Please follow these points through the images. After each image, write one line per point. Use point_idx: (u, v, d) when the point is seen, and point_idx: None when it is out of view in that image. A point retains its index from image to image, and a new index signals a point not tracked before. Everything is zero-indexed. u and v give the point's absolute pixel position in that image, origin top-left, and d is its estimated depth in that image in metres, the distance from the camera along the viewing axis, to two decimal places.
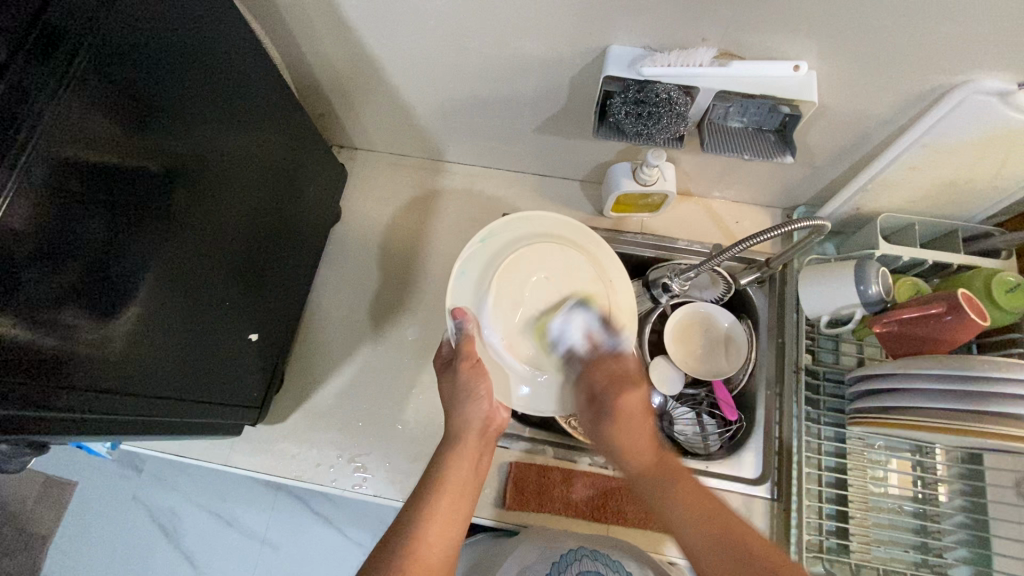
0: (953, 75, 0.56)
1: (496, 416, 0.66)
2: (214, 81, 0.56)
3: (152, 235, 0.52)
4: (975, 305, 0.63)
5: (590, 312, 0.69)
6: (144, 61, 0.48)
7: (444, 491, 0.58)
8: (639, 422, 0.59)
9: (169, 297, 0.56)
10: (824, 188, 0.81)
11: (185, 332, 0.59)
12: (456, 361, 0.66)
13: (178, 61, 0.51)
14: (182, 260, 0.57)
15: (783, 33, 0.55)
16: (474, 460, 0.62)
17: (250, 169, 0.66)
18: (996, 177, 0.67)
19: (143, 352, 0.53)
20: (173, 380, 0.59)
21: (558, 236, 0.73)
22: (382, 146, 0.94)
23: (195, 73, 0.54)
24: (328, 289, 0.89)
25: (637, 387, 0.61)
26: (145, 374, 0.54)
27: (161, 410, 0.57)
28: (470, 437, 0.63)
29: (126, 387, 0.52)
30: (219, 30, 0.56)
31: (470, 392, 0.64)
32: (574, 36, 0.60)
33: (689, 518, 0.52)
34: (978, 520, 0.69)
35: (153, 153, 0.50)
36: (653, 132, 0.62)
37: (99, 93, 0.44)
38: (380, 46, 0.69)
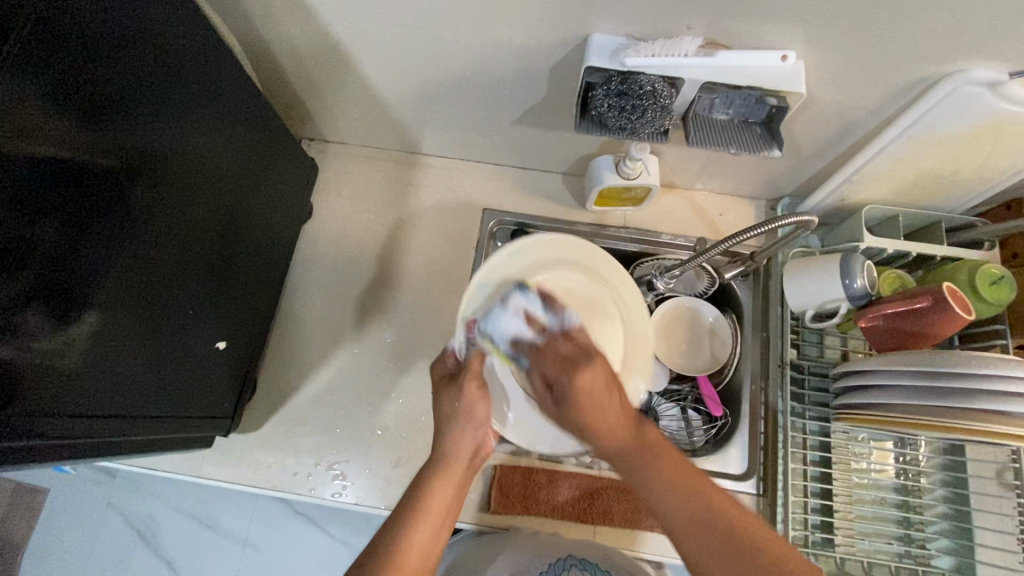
0: (944, 65, 0.54)
1: (488, 443, 0.61)
2: (171, 68, 0.52)
3: (110, 233, 0.48)
4: (960, 299, 0.63)
5: (527, 294, 0.63)
6: (92, 45, 0.44)
7: (424, 519, 0.53)
8: (611, 402, 0.52)
9: (131, 303, 0.52)
10: (809, 179, 0.80)
11: (149, 340, 0.55)
12: (461, 378, 0.61)
13: (130, 46, 0.47)
14: (144, 264, 0.53)
15: (772, 21, 0.52)
16: (458, 487, 0.57)
17: (215, 165, 0.62)
18: (981, 168, 0.66)
19: (103, 363, 0.50)
20: (137, 391, 0.55)
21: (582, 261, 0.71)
22: (355, 139, 0.89)
23: (150, 59, 0.50)
24: (301, 290, 0.85)
25: (591, 365, 0.52)
26: (104, 386, 0.50)
27: (122, 424, 0.54)
28: (457, 465, 0.57)
29: (83, 401, 0.48)
30: (176, 13, 0.52)
31: (469, 416, 0.59)
32: (554, 24, 0.57)
33: (676, 510, 0.50)
34: (961, 512, 0.71)
35: (106, 145, 0.46)
36: (638, 126, 0.60)
37: (43, 84, 0.40)
38: (349, 33, 0.65)
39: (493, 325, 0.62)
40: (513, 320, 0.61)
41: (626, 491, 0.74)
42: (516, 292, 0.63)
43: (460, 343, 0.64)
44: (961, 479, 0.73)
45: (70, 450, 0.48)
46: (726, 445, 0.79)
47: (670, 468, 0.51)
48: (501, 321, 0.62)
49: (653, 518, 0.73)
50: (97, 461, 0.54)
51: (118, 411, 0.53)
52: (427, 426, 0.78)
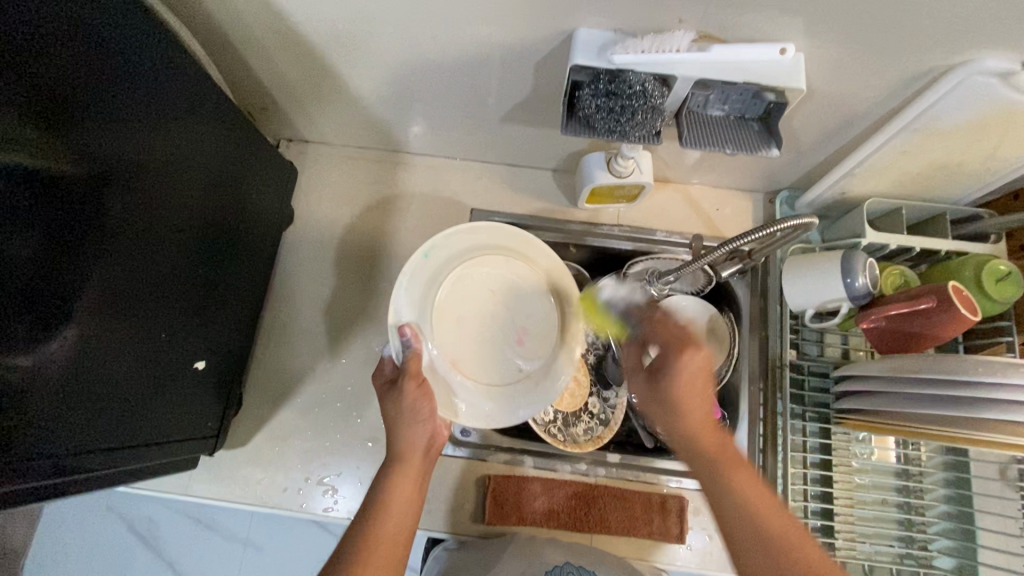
0: (952, 55, 0.51)
1: (440, 434, 0.64)
2: (140, 75, 0.50)
3: (81, 252, 0.46)
4: (965, 299, 0.60)
5: None
6: (57, 45, 0.42)
7: (388, 516, 0.57)
8: (705, 404, 0.54)
9: (110, 324, 0.50)
10: (809, 172, 0.76)
11: (128, 362, 0.53)
12: (403, 380, 0.63)
13: (90, 52, 0.45)
14: (121, 283, 0.51)
15: (770, 12, 0.48)
16: (418, 478, 0.61)
17: (193, 176, 0.59)
18: (988, 159, 0.63)
19: (78, 388, 0.48)
20: (115, 417, 0.53)
21: (502, 243, 0.73)
22: (336, 139, 0.86)
23: (117, 67, 0.47)
24: (285, 299, 0.82)
25: (700, 352, 0.55)
26: (80, 413, 0.48)
27: (99, 453, 0.51)
28: (412, 457, 0.61)
29: (56, 430, 0.46)
30: (141, 17, 0.49)
31: (415, 414, 0.62)
32: (537, 19, 0.53)
33: (745, 519, 0.47)
34: (963, 512, 0.70)
35: (70, 159, 0.44)
36: (628, 129, 0.56)
37: (6, 87, 0.38)
38: (319, 32, 0.61)
39: None
40: None
41: (624, 498, 0.73)
42: None
43: (397, 349, 0.67)
44: (965, 479, 0.71)
45: (45, 484, 0.46)
46: None
47: (749, 487, 0.49)
48: None
49: (650, 526, 0.72)
50: (75, 493, 0.51)
51: (94, 438, 0.51)
52: None
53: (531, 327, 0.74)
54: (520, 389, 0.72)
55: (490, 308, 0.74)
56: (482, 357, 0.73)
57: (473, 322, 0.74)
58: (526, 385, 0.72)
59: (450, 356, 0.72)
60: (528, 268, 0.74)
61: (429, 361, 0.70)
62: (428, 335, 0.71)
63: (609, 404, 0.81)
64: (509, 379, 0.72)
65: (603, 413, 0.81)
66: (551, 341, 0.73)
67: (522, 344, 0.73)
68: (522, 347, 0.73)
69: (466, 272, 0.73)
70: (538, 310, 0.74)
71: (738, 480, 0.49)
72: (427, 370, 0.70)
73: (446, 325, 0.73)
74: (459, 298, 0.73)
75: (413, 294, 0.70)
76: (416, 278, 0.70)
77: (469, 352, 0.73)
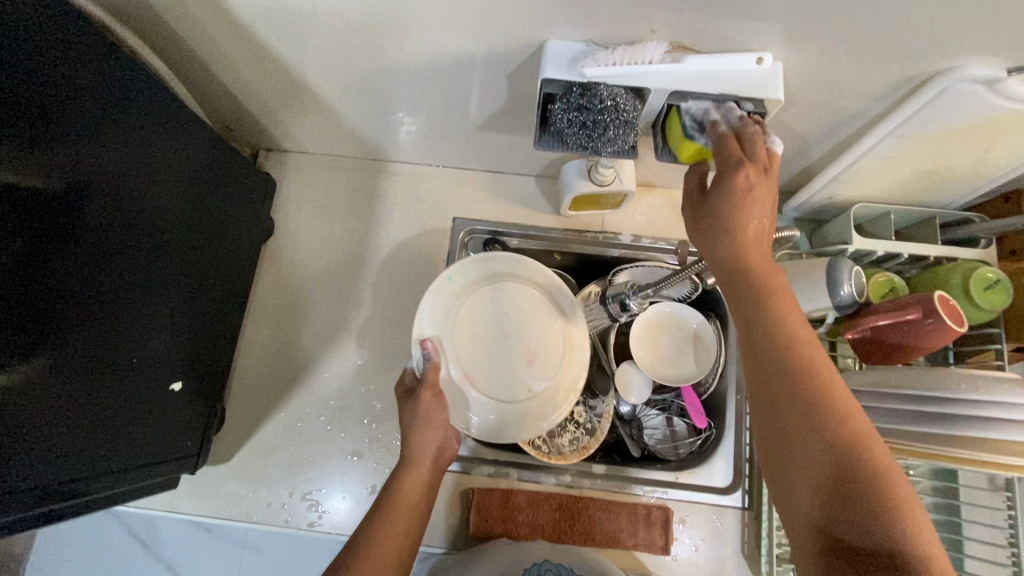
0: (936, 62, 0.49)
1: (451, 447, 0.65)
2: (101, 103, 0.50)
3: (46, 279, 0.46)
4: (952, 310, 0.59)
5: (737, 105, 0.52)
6: (35, 68, 0.44)
7: (393, 517, 0.58)
8: (763, 224, 0.47)
9: (79, 345, 0.50)
10: (796, 176, 0.75)
11: (102, 386, 0.53)
12: (419, 390, 0.64)
13: (45, 83, 0.44)
14: (88, 309, 0.51)
15: (745, 22, 0.47)
16: (425, 485, 0.62)
17: (163, 198, 0.59)
18: (977, 165, 0.61)
19: (51, 413, 0.47)
20: (94, 442, 0.53)
21: (520, 272, 0.74)
22: (316, 148, 0.85)
23: (74, 96, 0.47)
24: (267, 313, 0.81)
25: (764, 177, 0.46)
26: (56, 437, 0.48)
27: (77, 481, 0.51)
28: (421, 465, 0.61)
29: (30, 454, 0.46)
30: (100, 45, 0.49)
31: (427, 421, 0.63)
32: (507, 30, 0.52)
33: (778, 353, 0.43)
34: (951, 520, 0.69)
35: (46, 174, 0.45)
36: (600, 145, 0.56)
37: None
38: (287, 46, 0.60)
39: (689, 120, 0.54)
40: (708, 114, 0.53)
41: (611, 510, 0.73)
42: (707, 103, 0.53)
43: (418, 361, 0.68)
44: (952, 487, 0.70)
45: (31, 495, 0.46)
46: (711, 457, 0.76)
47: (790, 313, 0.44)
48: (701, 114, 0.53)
49: (637, 538, 0.72)
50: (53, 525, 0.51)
51: (72, 466, 0.51)
52: None
53: (543, 349, 0.73)
54: (532, 407, 0.71)
55: (506, 329, 0.74)
56: (496, 376, 0.72)
57: (489, 339, 0.73)
58: (537, 403, 0.71)
59: (467, 373, 0.71)
60: (543, 293, 0.75)
61: (446, 374, 0.71)
62: (446, 353, 0.71)
63: (594, 412, 0.80)
64: (518, 397, 0.72)
65: (590, 422, 0.80)
66: (563, 362, 0.73)
67: (536, 365, 0.73)
68: (534, 367, 0.73)
69: (485, 296, 0.74)
70: (550, 333, 0.74)
71: (778, 304, 0.44)
72: (444, 384, 0.70)
73: (466, 344, 0.72)
74: (477, 319, 0.73)
75: (434, 312, 0.71)
76: (439, 295, 0.72)
77: (484, 367, 0.72)
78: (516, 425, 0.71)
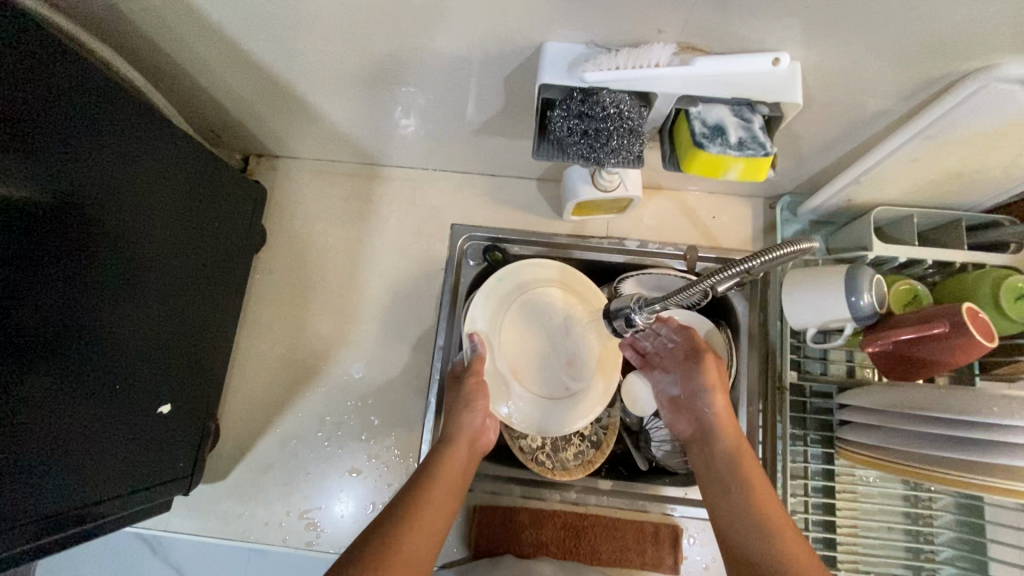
0: (970, 60, 0.45)
1: (485, 436, 0.67)
2: (67, 120, 0.46)
3: (19, 309, 0.43)
4: (982, 323, 0.55)
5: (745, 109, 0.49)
6: (16, 78, 0.42)
7: (436, 487, 0.59)
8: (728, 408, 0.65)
9: (69, 375, 0.49)
10: (811, 178, 0.71)
11: (91, 416, 0.51)
12: (465, 376, 0.69)
13: (3, 100, 0.41)
14: (67, 337, 0.48)
15: (761, 21, 0.43)
16: (463, 464, 0.63)
17: (150, 216, 0.57)
18: (1008, 167, 0.57)
19: (40, 456, 0.46)
20: (87, 469, 0.51)
21: (564, 278, 0.74)
22: (308, 153, 0.82)
23: (39, 114, 0.44)
24: (261, 326, 0.79)
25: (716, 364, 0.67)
26: (41, 479, 0.47)
27: (63, 514, 0.49)
28: (461, 442, 0.64)
29: (18, 501, 0.45)
30: (68, 58, 0.46)
31: (468, 403, 0.66)
32: (501, 32, 0.48)
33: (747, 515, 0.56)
34: (974, 541, 0.65)
35: (31, 187, 0.44)
36: (603, 156, 0.52)
37: None
38: (269, 51, 0.56)
39: (705, 124, 0.49)
40: (722, 117, 0.49)
41: (616, 529, 0.71)
42: (718, 107, 0.49)
43: (465, 352, 0.71)
44: (977, 506, 0.66)
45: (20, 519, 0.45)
46: None
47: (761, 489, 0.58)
48: (715, 118, 0.49)
49: (644, 557, 0.70)
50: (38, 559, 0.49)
51: (55, 500, 0.49)
52: (402, 467, 0.74)
53: (584, 354, 0.73)
54: (568, 407, 0.71)
55: (549, 330, 0.74)
56: (536, 374, 0.73)
57: (534, 339, 0.74)
58: (571, 404, 0.71)
59: (512, 369, 0.72)
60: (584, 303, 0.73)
61: (491, 367, 0.72)
62: (493, 347, 0.72)
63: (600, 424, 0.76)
64: (554, 396, 0.72)
65: (593, 435, 0.75)
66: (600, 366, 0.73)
67: (576, 366, 0.73)
68: (572, 370, 0.73)
69: (532, 299, 0.74)
70: (591, 339, 0.74)
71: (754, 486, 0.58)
72: (489, 376, 0.71)
73: (511, 341, 0.73)
74: (523, 319, 0.74)
75: (485, 307, 0.72)
76: (489, 295, 0.73)
77: (527, 367, 0.73)
78: (548, 424, 0.70)
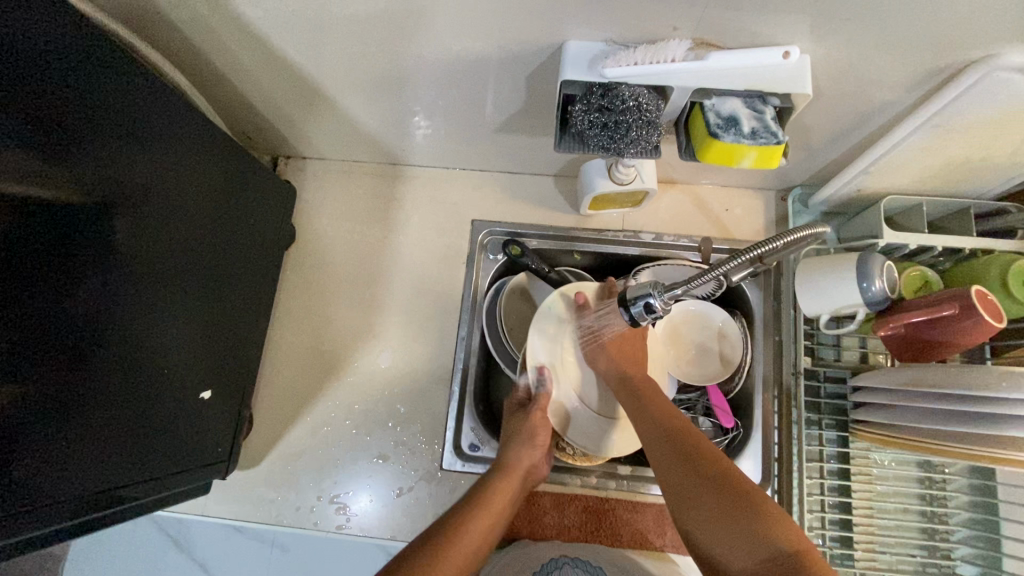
0: (972, 50, 0.47)
1: (538, 470, 0.69)
2: (97, 114, 0.48)
3: (65, 303, 0.46)
4: (990, 305, 0.57)
5: (761, 102, 0.52)
6: (57, 83, 0.44)
7: (488, 507, 0.61)
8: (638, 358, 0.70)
9: (112, 364, 0.51)
10: (821, 169, 0.73)
11: (113, 401, 0.52)
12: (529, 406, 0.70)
13: (42, 105, 0.43)
14: (90, 322, 0.49)
15: (772, 17, 0.45)
16: (512, 494, 0.65)
17: (184, 212, 0.59)
18: (1013, 155, 0.59)
19: (90, 440, 0.49)
20: (130, 454, 0.54)
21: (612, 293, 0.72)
22: (334, 154, 0.85)
23: (68, 107, 0.45)
24: (291, 319, 0.83)
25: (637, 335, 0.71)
26: (92, 464, 0.50)
27: (93, 496, 0.50)
28: (515, 473, 0.66)
29: (70, 483, 0.48)
30: (109, 63, 0.49)
31: (529, 436, 0.68)
32: (524, 34, 0.52)
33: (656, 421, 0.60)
34: (988, 520, 0.66)
35: (67, 187, 0.46)
36: (622, 146, 0.55)
37: (6, 122, 0.41)
38: (302, 55, 0.60)
39: (721, 115, 0.52)
40: (739, 109, 0.52)
41: (636, 508, 0.73)
42: (736, 99, 0.52)
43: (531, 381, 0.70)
44: (990, 486, 0.67)
45: (72, 501, 0.48)
46: (738, 457, 0.75)
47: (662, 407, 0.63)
48: (730, 110, 0.52)
49: (664, 538, 0.72)
50: (69, 540, 0.51)
51: (83, 484, 0.49)
52: (427, 453, 0.76)
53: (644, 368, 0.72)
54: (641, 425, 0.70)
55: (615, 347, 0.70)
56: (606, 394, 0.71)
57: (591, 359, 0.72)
58: None
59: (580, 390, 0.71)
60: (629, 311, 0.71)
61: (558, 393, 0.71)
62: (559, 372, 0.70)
63: None
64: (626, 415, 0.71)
65: None
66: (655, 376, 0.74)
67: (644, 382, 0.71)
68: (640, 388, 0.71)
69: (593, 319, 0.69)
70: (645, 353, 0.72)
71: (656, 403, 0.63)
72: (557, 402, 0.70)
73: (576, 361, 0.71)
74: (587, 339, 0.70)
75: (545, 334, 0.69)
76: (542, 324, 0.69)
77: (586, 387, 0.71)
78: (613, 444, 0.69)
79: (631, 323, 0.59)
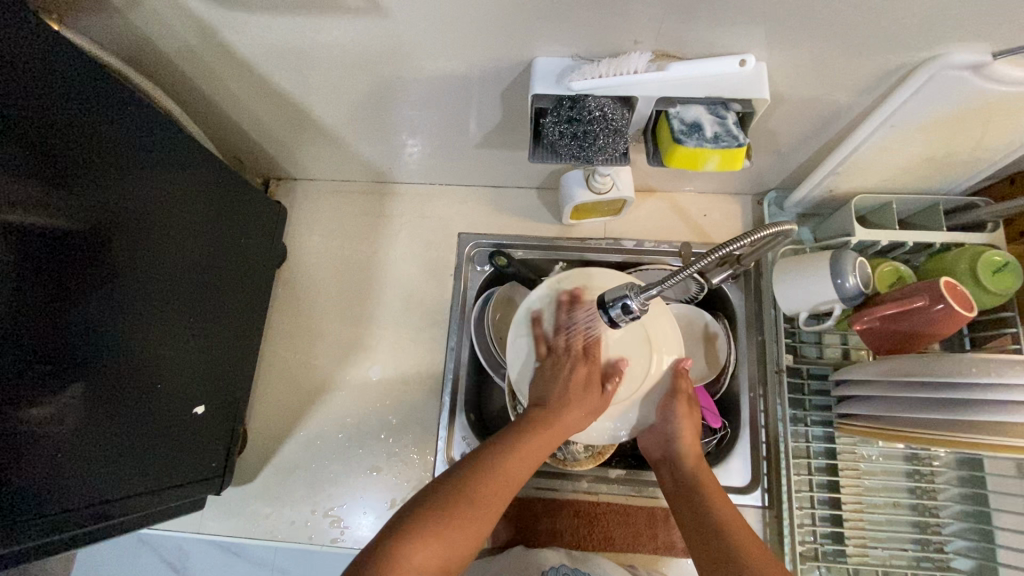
0: (921, 51, 0.50)
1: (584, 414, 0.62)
2: (94, 141, 0.50)
3: (65, 325, 0.48)
4: (959, 294, 0.59)
5: (722, 108, 0.54)
6: (57, 115, 0.47)
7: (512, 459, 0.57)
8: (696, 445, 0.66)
9: (110, 382, 0.53)
10: (794, 172, 0.75)
11: (106, 421, 0.53)
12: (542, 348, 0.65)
13: (42, 136, 0.46)
14: (88, 342, 0.51)
15: (727, 28, 0.48)
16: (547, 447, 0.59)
17: (179, 233, 0.62)
18: (976, 149, 0.61)
19: (87, 457, 0.51)
20: (126, 470, 0.56)
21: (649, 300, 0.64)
22: (325, 175, 0.88)
23: (68, 137, 0.48)
24: (284, 336, 0.84)
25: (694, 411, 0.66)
26: (87, 481, 0.51)
27: (83, 513, 0.51)
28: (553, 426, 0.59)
29: (66, 500, 0.49)
30: (109, 94, 0.52)
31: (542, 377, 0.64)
32: (495, 51, 0.54)
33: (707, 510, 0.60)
34: (978, 512, 0.67)
35: (66, 215, 0.48)
36: (591, 154, 0.57)
37: (11, 158, 0.43)
38: (287, 80, 0.63)
39: (686, 122, 0.55)
40: (702, 117, 0.54)
41: (627, 515, 0.74)
42: (701, 106, 0.54)
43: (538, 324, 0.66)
44: (978, 477, 0.68)
45: (70, 517, 0.50)
46: (727, 457, 0.76)
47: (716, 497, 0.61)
48: (694, 117, 0.55)
49: (656, 540, 0.72)
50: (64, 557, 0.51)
51: (75, 501, 0.50)
52: (420, 464, 0.77)
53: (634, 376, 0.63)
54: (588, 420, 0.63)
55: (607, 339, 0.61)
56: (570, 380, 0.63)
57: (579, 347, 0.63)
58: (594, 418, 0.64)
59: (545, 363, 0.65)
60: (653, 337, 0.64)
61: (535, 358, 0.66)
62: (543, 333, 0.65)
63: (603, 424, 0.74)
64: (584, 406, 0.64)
65: None
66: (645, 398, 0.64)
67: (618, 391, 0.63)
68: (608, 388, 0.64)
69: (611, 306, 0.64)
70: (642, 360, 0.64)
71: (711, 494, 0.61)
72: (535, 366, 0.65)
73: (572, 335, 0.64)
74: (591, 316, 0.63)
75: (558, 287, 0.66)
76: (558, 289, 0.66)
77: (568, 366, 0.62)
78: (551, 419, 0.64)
79: (610, 325, 0.58)
